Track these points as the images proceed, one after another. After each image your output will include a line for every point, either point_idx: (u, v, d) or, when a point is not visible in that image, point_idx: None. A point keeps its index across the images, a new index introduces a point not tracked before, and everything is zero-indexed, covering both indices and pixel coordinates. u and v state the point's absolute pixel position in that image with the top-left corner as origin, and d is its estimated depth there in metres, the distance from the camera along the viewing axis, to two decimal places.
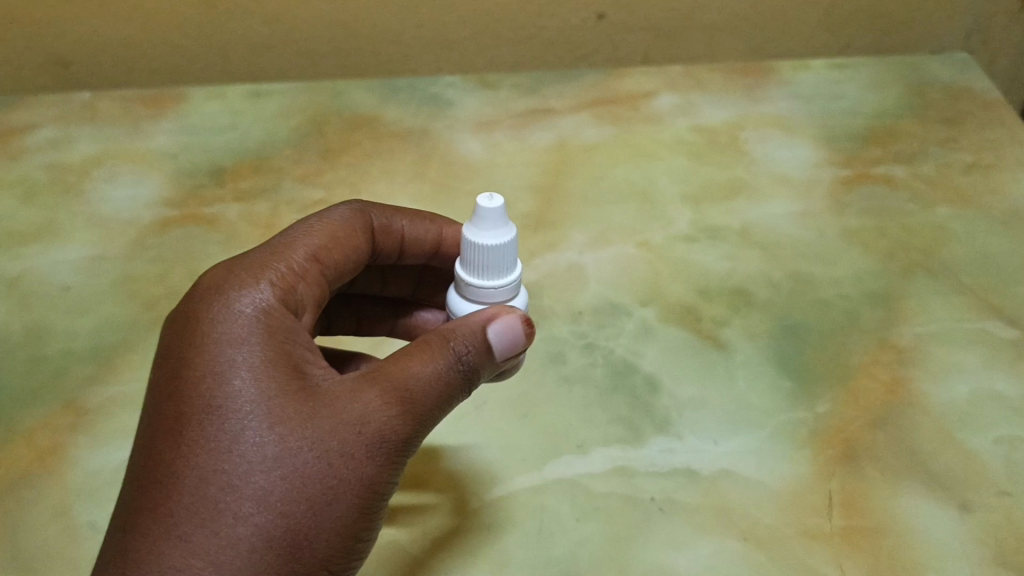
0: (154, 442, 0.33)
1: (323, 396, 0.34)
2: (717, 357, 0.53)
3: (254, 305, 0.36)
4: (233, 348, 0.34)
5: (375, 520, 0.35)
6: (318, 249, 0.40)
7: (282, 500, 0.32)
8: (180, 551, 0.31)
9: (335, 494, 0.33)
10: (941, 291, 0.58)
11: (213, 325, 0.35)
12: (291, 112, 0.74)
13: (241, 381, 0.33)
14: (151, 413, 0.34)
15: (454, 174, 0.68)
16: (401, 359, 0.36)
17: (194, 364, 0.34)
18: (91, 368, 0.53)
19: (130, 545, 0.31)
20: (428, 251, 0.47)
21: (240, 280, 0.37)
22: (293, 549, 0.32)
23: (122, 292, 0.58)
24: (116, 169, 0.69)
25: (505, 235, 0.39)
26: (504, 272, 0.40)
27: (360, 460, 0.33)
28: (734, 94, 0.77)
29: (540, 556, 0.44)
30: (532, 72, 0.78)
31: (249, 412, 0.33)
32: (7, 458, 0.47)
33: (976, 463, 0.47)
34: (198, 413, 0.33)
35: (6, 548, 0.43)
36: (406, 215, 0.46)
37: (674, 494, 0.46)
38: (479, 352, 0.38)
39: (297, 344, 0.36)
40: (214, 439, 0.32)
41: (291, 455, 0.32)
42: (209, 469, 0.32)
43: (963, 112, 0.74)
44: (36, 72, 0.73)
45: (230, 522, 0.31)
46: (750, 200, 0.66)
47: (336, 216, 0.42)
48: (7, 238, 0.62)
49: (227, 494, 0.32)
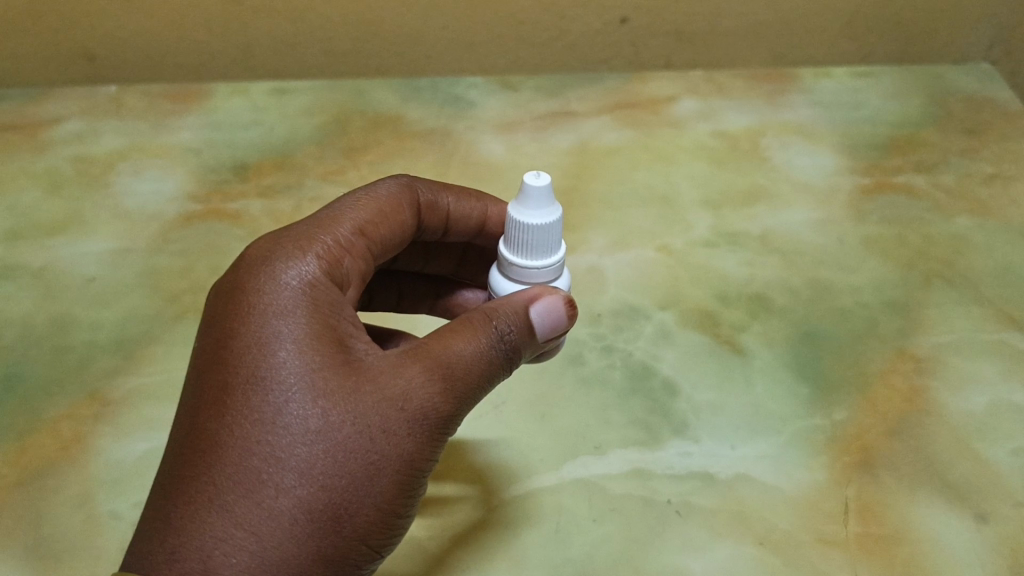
0: (199, 410, 0.33)
1: (367, 371, 0.34)
2: (736, 362, 0.54)
3: (300, 277, 0.36)
4: (279, 320, 0.34)
5: (414, 495, 0.35)
6: (364, 222, 0.40)
7: (324, 473, 0.32)
8: (223, 520, 0.31)
9: (376, 469, 0.33)
10: (961, 302, 0.58)
11: (260, 296, 0.35)
12: (314, 110, 0.75)
13: (287, 353, 0.33)
14: (196, 382, 0.34)
15: (475, 174, 0.68)
16: (444, 336, 0.36)
17: (241, 334, 0.34)
18: (114, 360, 0.53)
19: (173, 513, 0.32)
20: (473, 229, 0.47)
21: (287, 251, 0.37)
22: (333, 522, 0.32)
23: (146, 285, 0.59)
24: (140, 162, 0.69)
25: (551, 215, 0.39)
26: (549, 252, 0.40)
27: (400, 436, 0.34)
28: (755, 100, 0.77)
29: (558, 555, 0.44)
30: (555, 74, 0.79)
31: (294, 384, 0.33)
32: (31, 447, 0.48)
33: (993, 474, 0.48)
34: (243, 384, 0.33)
35: (30, 535, 0.44)
36: (451, 192, 0.46)
37: (691, 497, 0.46)
38: (521, 331, 0.37)
39: (342, 317, 0.36)
40: (259, 410, 0.33)
41: (335, 429, 0.33)
42: (253, 440, 0.32)
43: (984, 122, 0.75)
44: (63, 65, 0.74)
45: (273, 494, 0.32)
46: (770, 206, 0.66)
47: (384, 189, 0.43)
48: (33, 229, 0.63)
49: (270, 466, 0.32)
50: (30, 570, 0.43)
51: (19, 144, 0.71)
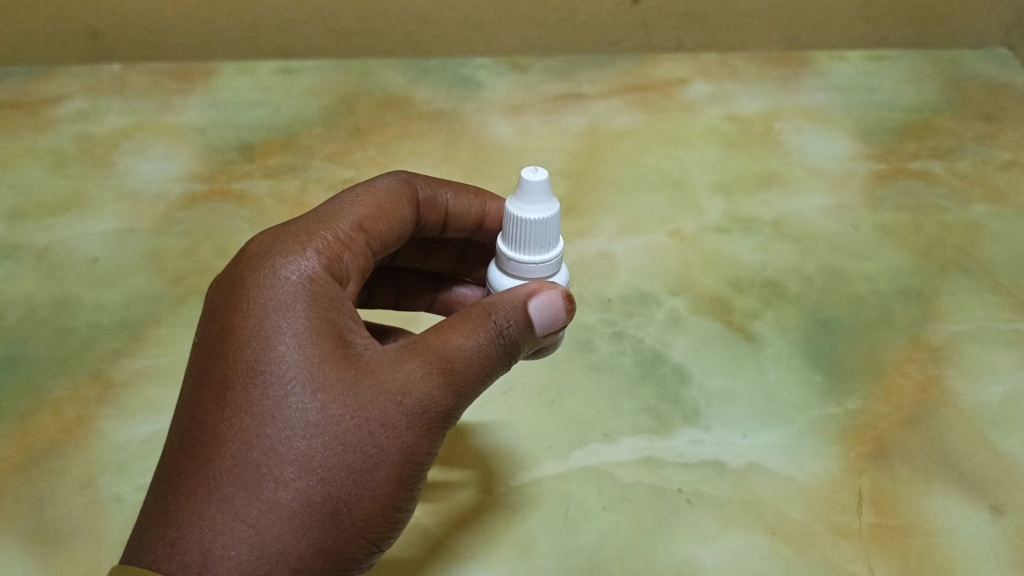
0: (199, 404, 0.33)
1: (366, 365, 0.33)
2: (748, 349, 0.53)
3: (300, 272, 0.35)
4: (278, 315, 0.34)
5: (414, 489, 0.34)
6: (364, 218, 0.39)
7: (323, 466, 0.31)
8: (221, 513, 0.30)
9: (375, 463, 0.32)
10: (977, 291, 0.57)
11: (260, 291, 0.34)
12: (321, 90, 0.74)
13: (286, 347, 0.33)
14: (196, 376, 0.34)
15: (484, 156, 0.67)
16: (443, 331, 0.35)
17: (240, 329, 0.33)
18: (118, 341, 0.52)
19: (172, 506, 0.31)
20: (471, 225, 0.46)
21: (287, 247, 0.36)
22: (332, 515, 0.31)
23: (151, 265, 0.58)
24: (144, 142, 0.68)
25: (549, 209, 0.38)
26: (547, 247, 0.39)
27: (400, 430, 0.33)
28: (769, 83, 0.76)
29: (565, 544, 0.43)
30: (565, 56, 0.78)
31: (293, 378, 0.32)
32: (32, 428, 0.47)
33: (1009, 465, 0.47)
34: (242, 378, 0.32)
35: (32, 518, 0.43)
36: (451, 188, 0.45)
37: (702, 486, 0.46)
38: (521, 326, 0.36)
39: (342, 312, 0.35)
40: (258, 404, 0.32)
41: (333, 422, 0.32)
42: (252, 433, 0.31)
43: (1002, 108, 0.73)
44: (67, 41, 0.73)
45: (272, 487, 0.31)
46: (783, 192, 0.65)
47: (383, 185, 0.42)
48: (36, 208, 0.62)
49: (269, 459, 0.31)
50: (33, 554, 0.42)
51: (22, 121, 0.70)
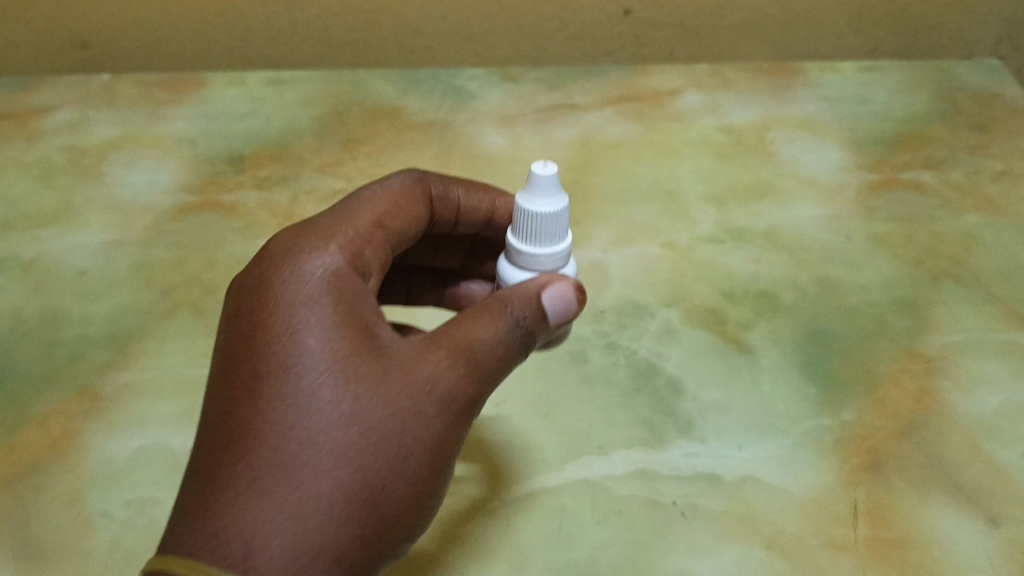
0: (227, 398, 0.32)
1: (394, 356, 0.33)
2: (743, 361, 0.53)
3: (325, 266, 0.35)
4: (308, 307, 0.33)
5: (445, 479, 0.34)
6: (382, 214, 0.39)
7: (360, 455, 0.31)
8: (261, 504, 0.30)
9: (410, 451, 0.32)
10: (971, 302, 0.57)
11: (285, 286, 0.34)
12: (312, 101, 0.73)
13: (316, 339, 0.32)
14: (222, 370, 0.33)
15: (476, 167, 0.67)
16: (466, 321, 0.35)
17: (268, 322, 0.33)
18: (106, 354, 0.52)
19: (205, 502, 0.31)
20: (481, 221, 0.46)
21: (310, 242, 0.35)
22: (371, 503, 0.31)
23: (140, 278, 0.57)
24: (134, 153, 0.68)
25: (559, 203, 0.38)
26: (557, 239, 0.38)
27: (433, 419, 0.33)
28: (760, 94, 0.76)
29: (560, 559, 0.43)
30: (555, 66, 0.78)
31: (324, 369, 0.32)
32: (20, 443, 0.46)
33: (1004, 476, 0.46)
34: (273, 370, 0.32)
35: (18, 535, 0.43)
36: (462, 184, 0.45)
37: (697, 498, 0.45)
38: (539, 315, 0.36)
39: (368, 304, 0.35)
40: (291, 396, 0.32)
41: (368, 412, 0.32)
42: (287, 425, 0.31)
43: (993, 118, 0.73)
44: (55, 52, 0.73)
45: (310, 477, 0.31)
46: (776, 203, 0.65)
47: (397, 181, 0.41)
48: (24, 220, 0.62)
49: (307, 449, 0.31)
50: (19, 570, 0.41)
51: (10, 133, 0.69)
